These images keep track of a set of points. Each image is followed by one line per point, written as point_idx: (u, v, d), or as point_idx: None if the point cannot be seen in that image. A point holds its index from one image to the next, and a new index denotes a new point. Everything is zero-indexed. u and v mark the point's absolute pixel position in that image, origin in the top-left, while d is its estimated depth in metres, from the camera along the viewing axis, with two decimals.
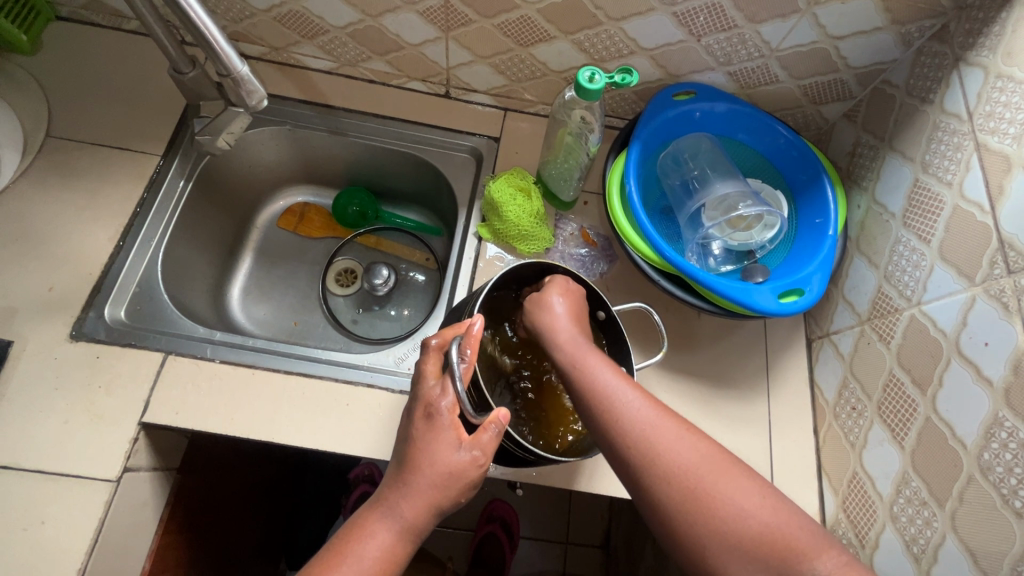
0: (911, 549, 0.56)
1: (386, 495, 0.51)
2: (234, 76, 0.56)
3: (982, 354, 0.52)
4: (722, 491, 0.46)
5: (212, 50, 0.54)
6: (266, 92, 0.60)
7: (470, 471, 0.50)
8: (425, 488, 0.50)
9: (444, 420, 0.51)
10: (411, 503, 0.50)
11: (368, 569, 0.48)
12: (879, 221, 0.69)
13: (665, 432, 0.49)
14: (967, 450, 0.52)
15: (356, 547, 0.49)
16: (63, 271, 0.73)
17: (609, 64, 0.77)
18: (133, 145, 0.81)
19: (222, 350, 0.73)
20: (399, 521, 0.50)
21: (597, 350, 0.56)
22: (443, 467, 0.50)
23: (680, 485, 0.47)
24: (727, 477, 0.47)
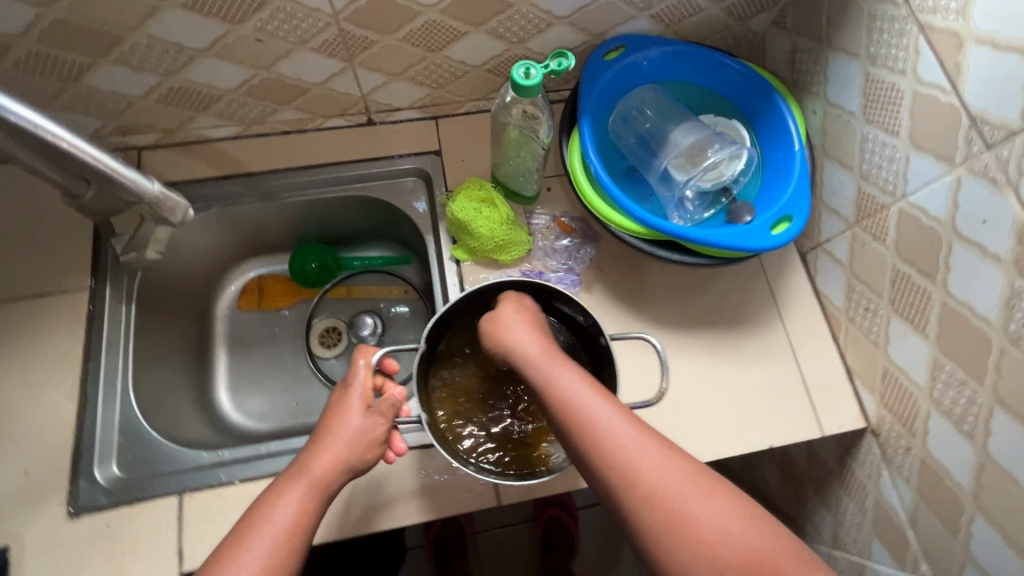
0: (963, 427, 0.58)
1: (298, 463, 0.56)
2: (150, 198, 0.56)
3: (983, 232, 0.53)
4: (696, 503, 0.47)
5: (115, 180, 0.53)
6: (187, 201, 0.59)
7: (374, 430, 0.57)
8: (333, 446, 0.56)
9: (354, 388, 0.59)
10: (320, 461, 0.55)
11: (276, 526, 0.51)
12: (840, 122, 0.69)
13: (644, 444, 0.51)
14: (993, 325, 0.53)
15: (267, 510, 0.52)
16: (31, 450, 0.65)
17: (530, 43, 0.72)
18: (51, 287, 0.72)
19: (237, 469, 0.68)
20: (307, 477, 0.54)
21: (562, 359, 0.59)
22: (349, 426, 0.57)
23: (657, 505, 0.48)
24: (696, 482, 0.48)
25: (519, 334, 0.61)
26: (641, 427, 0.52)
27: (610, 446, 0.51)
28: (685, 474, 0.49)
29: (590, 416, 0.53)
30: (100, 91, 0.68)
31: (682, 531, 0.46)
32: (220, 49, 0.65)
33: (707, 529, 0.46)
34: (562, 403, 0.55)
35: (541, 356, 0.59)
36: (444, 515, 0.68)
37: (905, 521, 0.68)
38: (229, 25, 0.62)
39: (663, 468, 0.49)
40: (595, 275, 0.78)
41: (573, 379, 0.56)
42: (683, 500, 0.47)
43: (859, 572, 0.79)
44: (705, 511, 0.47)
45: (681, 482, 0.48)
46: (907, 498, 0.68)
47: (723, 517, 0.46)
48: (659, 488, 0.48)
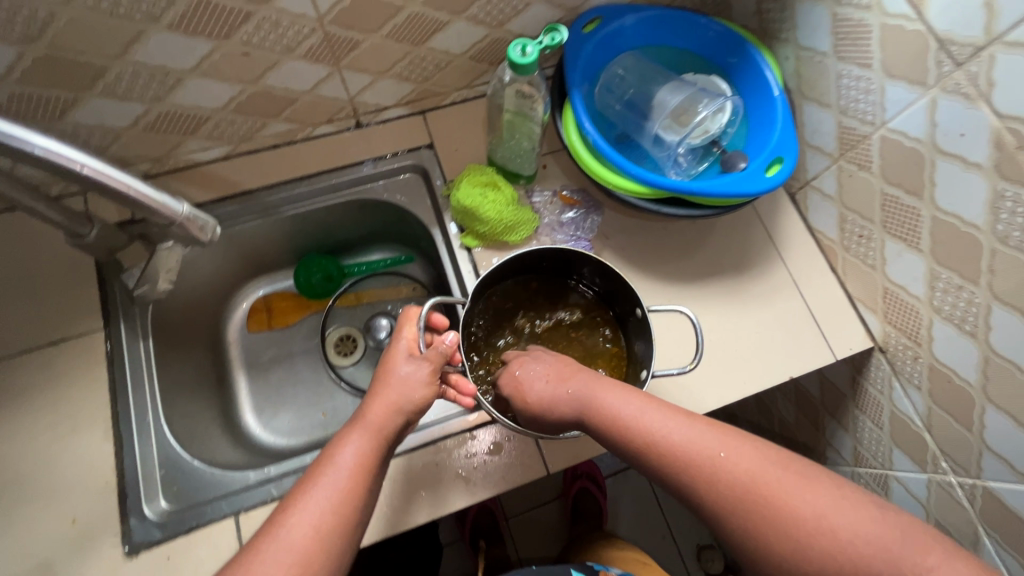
0: (965, 328, 0.63)
1: (358, 412, 0.58)
2: (179, 219, 0.55)
3: (962, 144, 0.57)
4: (790, 499, 0.46)
5: (146, 204, 0.52)
6: (213, 220, 0.59)
7: (423, 376, 0.58)
8: (388, 392, 0.57)
9: (401, 340, 0.60)
10: (376, 407, 0.56)
11: (339, 469, 0.52)
12: (813, 64, 0.72)
13: (712, 452, 0.50)
14: (981, 228, 0.57)
15: (332, 455, 0.54)
16: (73, 497, 0.64)
17: (510, 25, 0.73)
18: (62, 332, 0.70)
19: (287, 482, 0.68)
20: (366, 424, 0.55)
21: (609, 384, 0.58)
22: (398, 376, 0.58)
23: (744, 510, 0.47)
24: (789, 479, 0.47)
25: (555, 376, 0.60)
26: (705, 436, 0.51)
27: (678, 463, 0.50)
28: (773, 471, 0.48)
29: (650, 438, 0.52)
30: (86, 126, 0.66)
31: (791, 531, 0.45)
32: (207, 68, 0.64)
33: (819, 525, 0.44)
34: (620, 430, 0.54)
35: (577, 393, 0.58)
36: (496, 491, 0.70)
37: (921, 426, 0.74)
38: (215, 41, 0.61)
39: (742, 470, 0.48)
40: (603, 242, 0.80)
41: (620, 401, 0.56)
42: (783, 498, 0.46)
43: (883, 482, 0.85)
44: (798, 504, 0.46)
45: (772, 480, 0.47)
46: (920, 404, 0.73)
47: (820, 509, 0.45)
48: (744, 492, 0.47)
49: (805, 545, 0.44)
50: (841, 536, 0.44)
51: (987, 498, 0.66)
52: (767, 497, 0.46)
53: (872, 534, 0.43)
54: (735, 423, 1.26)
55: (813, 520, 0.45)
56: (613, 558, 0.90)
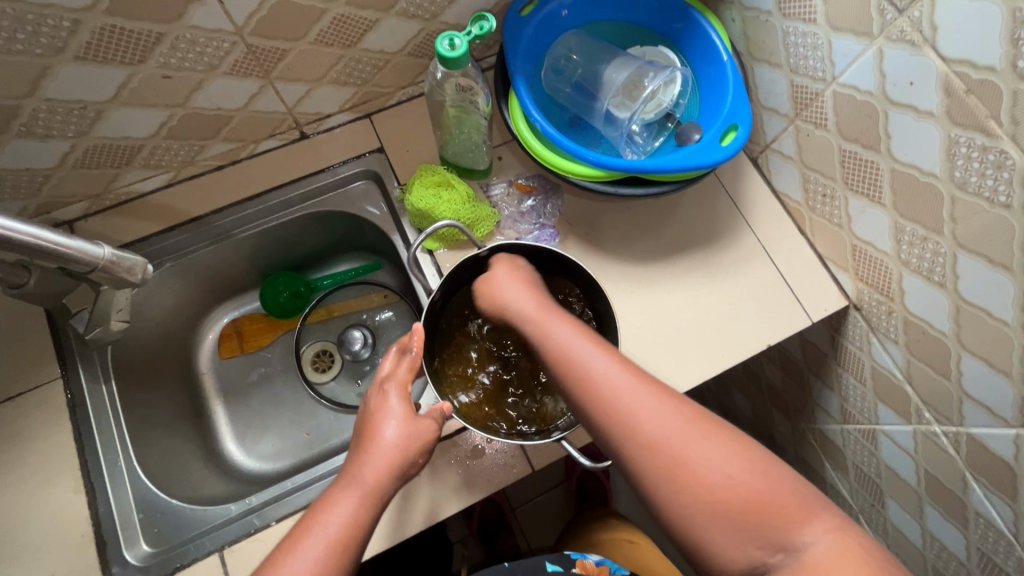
0: (933, 278, 0.62)
1: (350, 472, 0.56)
2: (102, 264, 0.54)
3: (912, 93, 0.55)
4: (697, 450, 0.47)
5: (62, 254, 0.51)
6: (143, 258, 0.59)
7: (421, 433, 0.58)
8: (383, 450, 0.56)
9: (391, 392, 0.60)
10: (372, 468, 0.55)
11: (331, 534, 0.51)
12: (760, 24, 0.70)
13: (643, 394, 0.52)
14: (939, 177, 0.56)
15: (321, 516, 0.52)
16: (49, 554, 0.63)
17: (445, 16, 0.70)
18: (19, 386, 0.68)
19: (270, 511, 0.67)
20: (360, 486, 0.54)
21: (561, 318, 0.61)
22: (392, 433, 0.57)
23: (649, 446, 0.49)
24: (701, 435, 0.48)
25: (511, 293, 0.64)
26: (640, 379, 0.53)
27: (609, 398, 0.52)
28: (689, 422, 0.49)
29: (588, 369, 0.54)
30: (10, 171, 0.63)
31: (685, 478, 0.46)
32: (128, 95, 0.62)
33: (714, 478, 0.46)
34: (557, 350, 0.57)
35: (530, 325, 0.61)
36: (484, 494, 0.69)
37: (902, 379, 0.73)
38: (129, 68, 0.59)
39: (661, 412, 0.50)
40: (566, 228, 0.79)
41: (566, 337, 0.58)
42: (690, 449, 0.47)
43: (872, 437, 0.85)
44: (705, 454, 0.47)
45: (682, 428, 0.49)
46: (899, 358, 0.72)
47: (724, 460, 0.46)
48: (651, 433, 0.49)
49: (693, 487, 0.46)
50: (739, 487, 0.45)
51: (971, 444, 0.66)
52: (682, 441, 0.48)
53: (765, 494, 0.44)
54: (727, 391, 1.25)
55: (717, 468, 0.46)
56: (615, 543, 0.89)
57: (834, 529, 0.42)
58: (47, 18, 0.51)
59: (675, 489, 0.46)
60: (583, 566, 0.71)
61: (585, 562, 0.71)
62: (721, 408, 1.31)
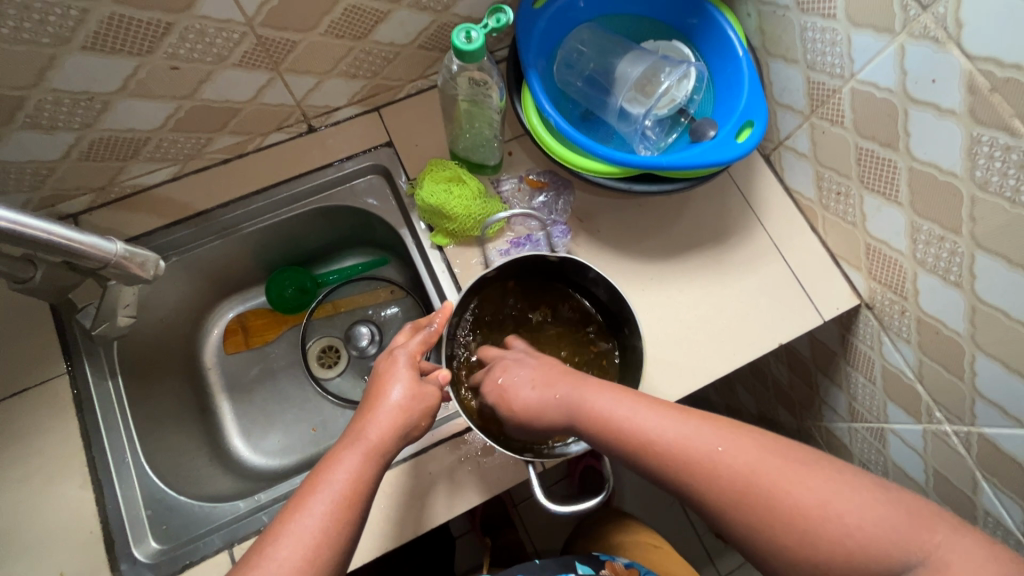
0: (949, 278, 0.62)
1: (354, 431, 0.55)
2: (113, 260, 0.53)
3: (934, 91, 0.55)
4: (799, 497, 0.43)
5: (74, 250, 0.51)
6: (155, 254, 0.58)
7: (426, 396, 0.58)
8: (387, 407, 0.56)
9: (399, 357, 0.61)
10: (377, 426, 0.55)
11: (338, 490, 0.50)
12: (776, 19, 0.69)
13: (713, 446, 0.48)
14: (959, 176, 0.56)
15: (326, 473, 0.51)
16: (57, 551, 0.62)
17: (457, 8, 0.69)
18: (24, 381, 0.67)
19: (279, 508, 0.66)
20: (365, 444, 0.53)
21: (593, 385, 0.57)
22: (398, 394, 0.57)
23: (750, 503, 0.45)
24: (791, 474, 0.45)
25: (536, 390, 0.60)
26: (705, 429, 0.49)
27: (681, 463, 0.48)
28: (777, 467, 0.46)
29: (647, 439, 0.51)
30: (15, 163, 0.62)
31: (801, 529, 0.43)
32: (135, 87, 0.60)
33: (838, 523, 0.42)
34: (609, 428, 0.53)
35: (568, 400, 0.58)
36: (494, 492, 0.69)
37: (912, 378, 0.73)
38: (137, 58, 0.57)
39: (741, 469, 0.46)
40: (577, 225, 0.78)
41: (612, 403, 0.54)
42: (793, 495, 0.44)
43: (880, 436, 0.84)
44: (799, 496, 0.44)
45: (767, 475, 0.45)
46: (911, 357, 0.72)
47: (822, 497, 0.43)
48: (742, 488, 0.46)
49: (810, 538, 0.42)
50: (849, 534, 0.41)
51: (982, 444, 0.66)
52: (774, 493, 0.44)
53: (882, 527, 0.41)
54: (731, 389, 1.25)
55: (820, 510, 0.43)
56: (621, 539, 0.89)
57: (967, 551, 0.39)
58: (53, 7, 0.50)
59: (796, 548, 0.43)
60: (613, 568, 0.72)
61: (614, 565, 0.72)
62: (725, 404, 1.31)
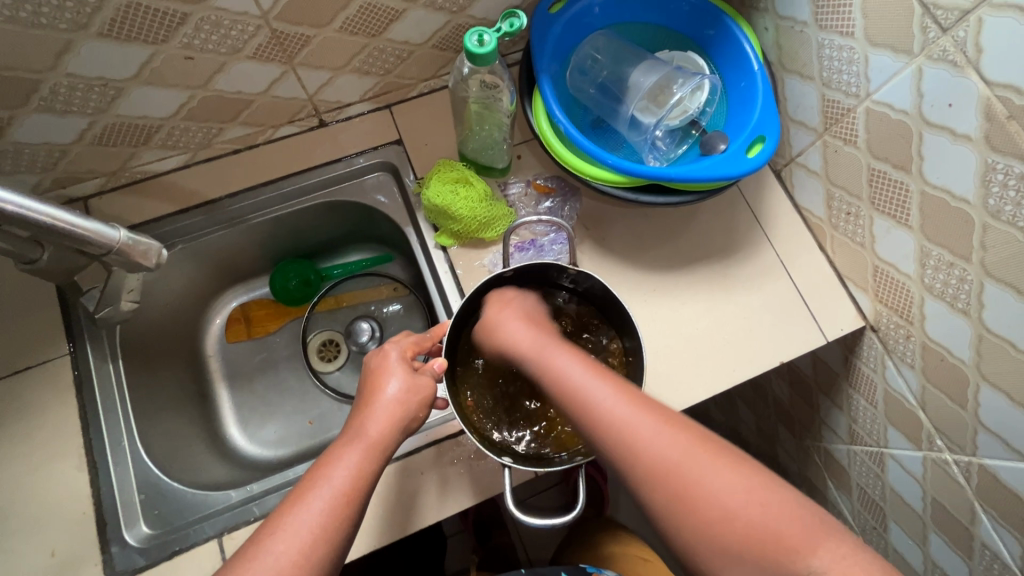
0: (957, 306, 0.61)
1: (353, 428, 0.55)
2: (116, 246, 0.54)
3: (950, 115, 0.54)
4: (708, 484, 0.46)
5: (78, 235, 0.51)
6: (159, 242, 0.58)
7: (423, 390, 0.58)
8: (385, 402, 0.56)
9: (397, 354, 0.61)
10: (375, 422, 0.55)
11: (337, 487, 0.50)
12: (794, 34, 0.69)
13: (650, 428, 0.50)
14: (972, 203, 0.55)
15: (325, 470, 0.51)
16: (50, 529, 0.63)
17: (472, 10, 0.69)
18: (27, 360, 0.68)
19: (270, 500, 0.67)
20: (364, 440, 0.53)
21: (561, 345, 0.59)
22: (396, 388, 0.57)
23: (662, 481, 0.47)
24: (709, 465, 0.47)
25: (512, 324, 0.62)
26: (645, 411, 0.51)
27: (610, 426, 0.51)
28: (695, 455, 0.48)
29: (589, 397, 0.53)
30: (28, 144, 0.63)
31: (702, 512, 0.45)
32: (150, 75, 0.61)
33: (733, 511, 0.45)
34: (558, 381, 0.56)
35: (538, 345, 0.60)
36: (486, 495, 0.69)
37: (914, 404, 0.72)
38: (152, 47, 0.58)
39: (667, 449, 0.48)
40: (582, 232, 0.78)
41: (569, 365, 0.56)
42: (705, 481, 0.46)
43: (879, 460, 0.83)
44: (710, 484, 0.46)
45: (686, 460, 0.48)
46: (914, 383, 0.71)
47: (730, 490, 0.46)
48: (661, 465, 0.48)
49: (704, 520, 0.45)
50: (741, 523, 0.44)
51: (982, 475, 0.65)
52: (681, 476, 0.47)
53: (774, 520, 0.44)
54: (731, 403, 1.24)
55: (723, 500, 0.45)
56: (611, 549, 0.88)
57: (851, 556, 0.42)
58: None
59: (692, 528, 0.45)
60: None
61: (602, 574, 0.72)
62: (724, 419, 1.30)
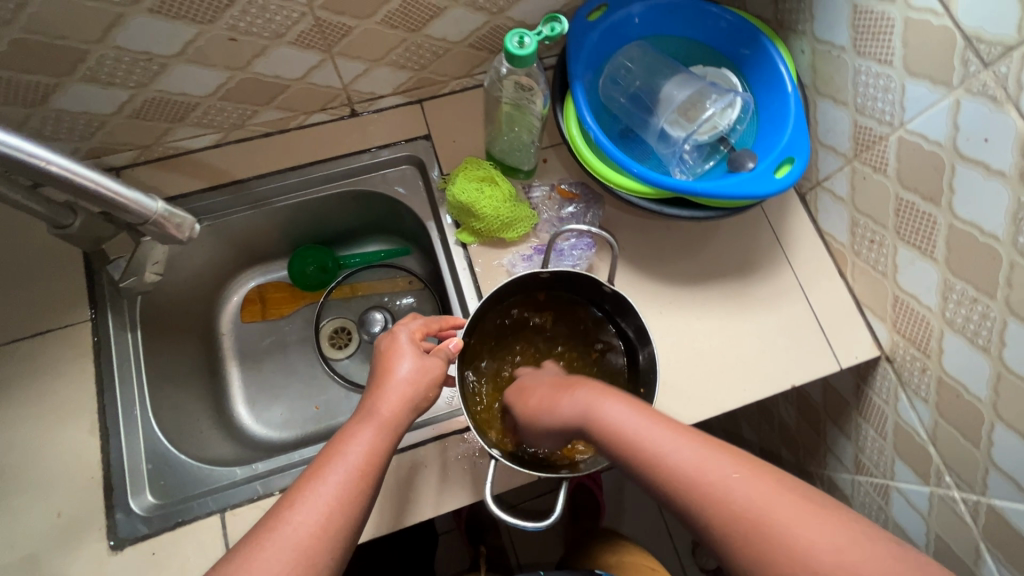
0: (977, 342, 0.60)
1: (366, 407, 0.55)
2: (152, 217, 0.55)
3: (985, 150, 0.53)
4: (802, 534, 0.41)
5: (117, 203, 0.52)
6: (193, 217, 0.59)
7: (434, 367, 0.58)
8: (398, 380, 0.56)
9: (407, 332, 0.61)
10: (389, 401, 0.55)
11: (353, 462, 0.50)
12: (830, 58, 0.69)
13: (728, 474, 0.46)
14: (1001, 240, 0.54)
15: (341, 447, 0.52)
16: (58, 490, 0.64)
17: (512, 12, 0.70)
18: (49, 323, 0.69)
19: (274, 480, 0.67)
20: (377, 418, 0.54)
21: (611, 394, 0.57)
22: (408, 367, 0.57)
23: (749, 532, 0.43)
24: (800, 512, 0.42)
25: (555, 391, 0.61)
26: (714, 458, 0.47)
27: (681, 479, 0.47)
28: (781, 498, 0.43)
29: (653, 453, 0.50)
30: (69, 112, 0.64)
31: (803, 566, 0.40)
32: (192, 53, 0.62)
33: (842, 563, 0.39)
34: (613, 439, 0.53)
35: (585, 400, 0.57)
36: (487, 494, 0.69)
37: (925, 438, 0.71)
38: (198, 26, 0.59)
39: (746, 494, 0.44)
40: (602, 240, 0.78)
41: (623, 414, 0.54)
42: (799, 528, 0.41)
43: (884, 492, 0.82)
44: (814, 540, 0.40)
45: (773, 509, 0.43)
46: (926, 417, 0.70)
47: (838, 544, 0.40)
48: (745, 514, 0.43)
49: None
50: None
51: (990, 516, 0.64)
52: (770, 527, 0.42)
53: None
54: (736, 423, 1.24)
55: (824, 551, 0.40)
56: (606, 559, 0.88)
57: None
58: None
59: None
60: None
61: None
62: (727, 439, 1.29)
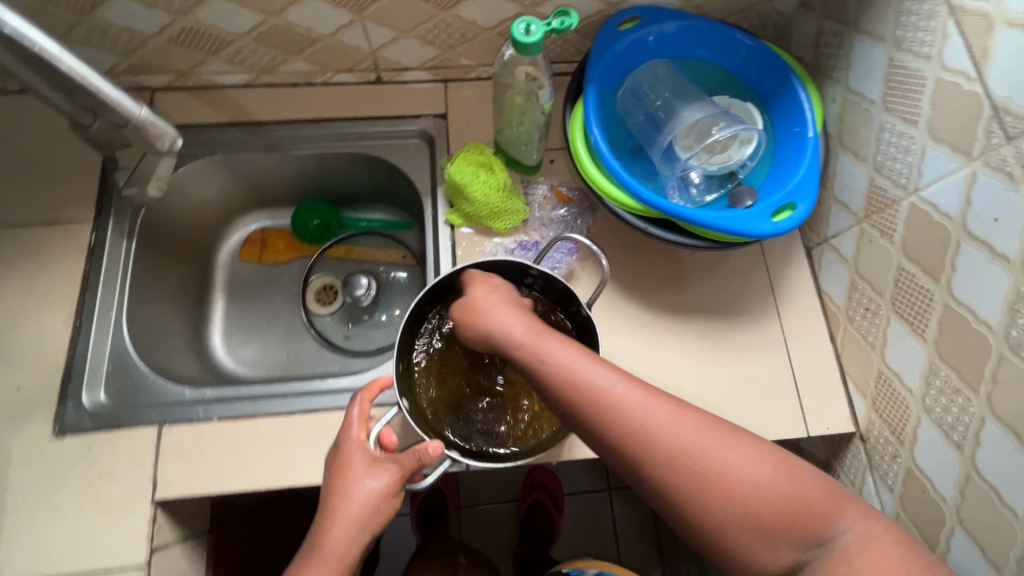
0: (952, 437, 0.55)
1: (313, 538, 0.54)
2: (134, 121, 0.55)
3: (993, 231, 0.49)
4: (727, 459, 0.45)
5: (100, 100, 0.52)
6: (175, 131, 0.59)
7: (388, 486, 0.55)
8: (345, 512, 0.54)
9: (355, 444, 0.58)
10: (339, 533, 0.53)
11: None
12: (859, 111, 0.65)
13: (656, 408, 0.48)
14: (993, 330, 0.50)
15: None
16: (23, 368, 0.68)
17: (543, 8, 0.70)
18: (57, 215, 0.74)
19: (216, 407, 0.69)
20: (325, 552, 0.52)
21: (547, 330, 0.56)
22: (358, 492, 0.55)
23: (680, 460, 0.46)
24: (723, 438, 0.47)
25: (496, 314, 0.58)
26: (647, 394, 0.49)
27: (618, 415, 0.48)
28: (710, 430, 0.47)
29: (591, 389, 0.50)
30: (116, 26, 0.69)
31: (726, 486, 0.45)
32: None
33: (757, 486, 0.44)
34: (550, 373, 0.52)
35: (525, 332, 0.56)
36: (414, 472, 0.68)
37: None
38: None
39: (679, 428, 0.47)
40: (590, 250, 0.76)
41: (564, 351, 0.53)
42: (725, 456, 0.46)
43: None
44: (725, 454, 0.46)
45: (701, 440, 0.47)
46: (889, 507, 0.65)
47: (745, 460, 0.45)
48: (677, 445, 0.46)
49: (727, 494, 0.44)
50: (767, 493, 0.44)
51: None
52: (699, 455, 0.46)
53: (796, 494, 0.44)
54: None
55: (744, 475, 0.45)
56: None
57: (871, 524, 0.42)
58: None
59: (717, 505, 0.44)
60: None
61: None
62: None
